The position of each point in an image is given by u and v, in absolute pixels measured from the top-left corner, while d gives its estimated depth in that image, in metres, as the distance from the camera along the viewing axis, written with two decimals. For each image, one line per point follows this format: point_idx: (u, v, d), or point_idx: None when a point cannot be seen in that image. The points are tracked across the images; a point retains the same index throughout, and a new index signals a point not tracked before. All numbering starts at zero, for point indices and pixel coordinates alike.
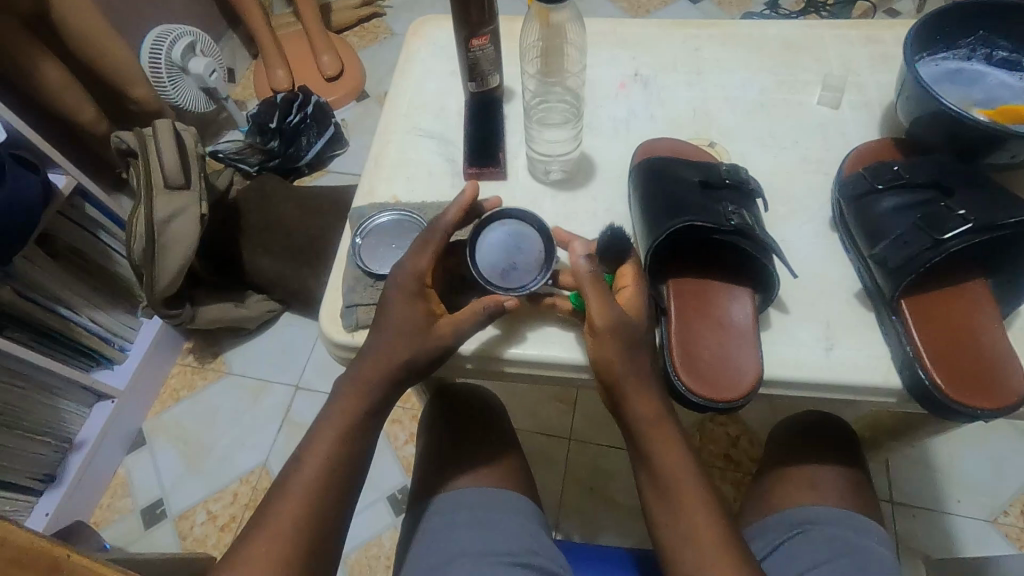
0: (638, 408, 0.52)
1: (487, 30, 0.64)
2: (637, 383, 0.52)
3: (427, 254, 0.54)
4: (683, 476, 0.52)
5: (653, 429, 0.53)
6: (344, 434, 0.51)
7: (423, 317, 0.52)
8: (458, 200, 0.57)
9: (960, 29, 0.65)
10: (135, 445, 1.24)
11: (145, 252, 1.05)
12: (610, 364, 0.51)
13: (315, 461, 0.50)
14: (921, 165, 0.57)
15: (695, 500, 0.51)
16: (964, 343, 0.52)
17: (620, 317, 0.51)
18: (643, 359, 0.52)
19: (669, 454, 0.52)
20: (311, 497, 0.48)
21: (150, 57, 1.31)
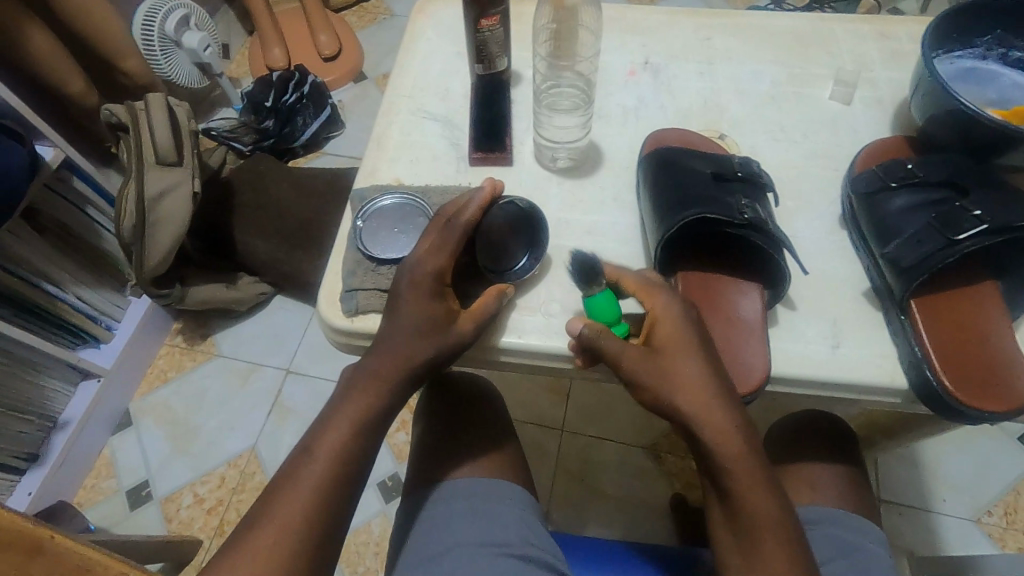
0: (714, 441, 0.48)
1: (496, 11, 0.62)
2: (706, 414, 0.49)
3: (442, 254, 0.52)
4: (767, 518, 0.47)
5: (734, 464, 0.48)
6: (358, 426, 0.49)
7: (440, 315, 0.51)
8: (476, 200, 0.54)
9: (978, 27, 0.64)
10: (121, 426, 1.22)
11: (135, 229, 1.02)
12: (662, 389, 0.50)
13: (327, 453, 0.48)
14: (935, 163, 0.56)
15: (777, 539, 0.47)
16: (973, 345, 0.52)
17: (634, 352, 0.51)
18: (684, 364, 0.50)
19: (751, 494, 0.48)
20: (321, 488, 0.47)
21: (142, 28, 1.27)
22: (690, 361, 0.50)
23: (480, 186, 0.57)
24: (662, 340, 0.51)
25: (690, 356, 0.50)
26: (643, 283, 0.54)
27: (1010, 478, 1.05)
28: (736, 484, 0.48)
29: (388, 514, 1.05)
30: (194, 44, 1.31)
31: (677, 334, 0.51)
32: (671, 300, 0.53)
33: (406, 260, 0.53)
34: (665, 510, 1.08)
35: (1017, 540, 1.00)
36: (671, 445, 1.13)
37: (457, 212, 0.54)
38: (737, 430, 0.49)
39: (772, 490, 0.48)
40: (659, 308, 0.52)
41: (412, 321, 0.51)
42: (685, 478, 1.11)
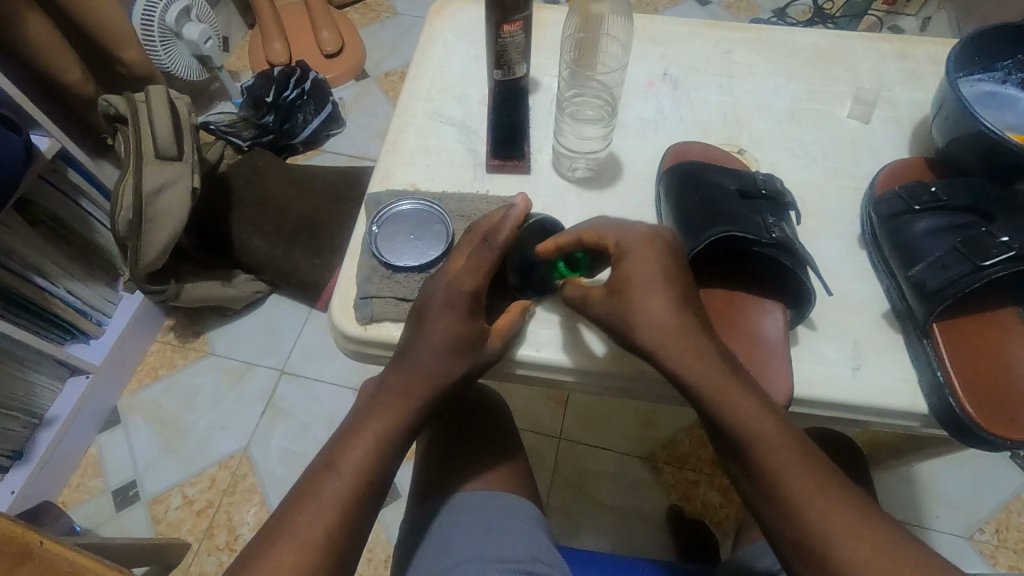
0: (687, 369, 0.47)
1: (520, 16, 0.59)
2: (675, 344, 0.48)
3: (479, 275, 0.51)
4: (765, 432, 0.45)
5: (708, 384, 0.47)
6: (387, 439, 0.49)
7: (472, 335, 0.51)
8: (512, 217, 0.52)
9: (999, 52, 0.64)
10: (109, 423, 1.18)
11: (132, 223, 0.99)
12: (630, 327, 0.50)
13: (353, 467, 0.47)
14: (958, 187, 0.56)
15: (785, 454, 0.44)
16: (995, 373, 0.52)
17: (596, 297, 0.53)
18: (647, 292, 0.49)
19: (736, 410, 0.46)
20: (348, 504, 0.46)
21: (142, 16, 1.23)
22: (650, 293, 0.49)
23: (515, 204, 0.54)
24: (619, 278, 0.51)
25: (653, 287, 0.49)
26: (592, 236, 0.53)
27: (1002, 495, 1.06)
28: (717, 405, 0.46)
29: (384, 521, 1.03)
30: (195, 36, 1.29)
31: (643, 269, 0.50)
32: (620, 241, 0.51)
33: (436, 278, 0.52)
34: (659, 522, 1.08)
35: (1010, 559, 1.01)
36: (668, 455, 1.13)
37: (493, 229, 0.53)
38: (706, 353, 0.48)
39: (760, 405, 0.46)
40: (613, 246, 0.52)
41: (447, 324, 0.50)
42: (682, 489, 1.10)
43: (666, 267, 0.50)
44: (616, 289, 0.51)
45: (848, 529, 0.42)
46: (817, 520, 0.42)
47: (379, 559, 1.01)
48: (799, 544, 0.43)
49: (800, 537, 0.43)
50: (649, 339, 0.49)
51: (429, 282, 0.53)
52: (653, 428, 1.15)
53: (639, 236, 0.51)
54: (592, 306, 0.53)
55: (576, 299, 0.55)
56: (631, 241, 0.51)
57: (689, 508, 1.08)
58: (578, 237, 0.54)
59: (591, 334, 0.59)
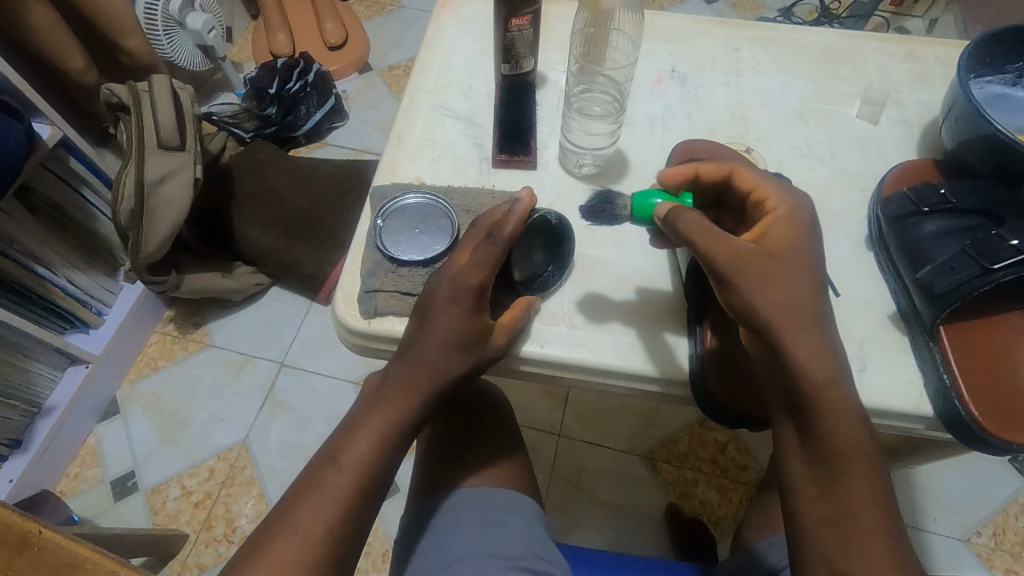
0: (806, 369, 0.46)
1: (530, 10, 0.60)
2: (802, 340, 0.47)
3: (486, 270, 0.50)
4: (851, 452, 0.46)
5: (824, 394, 0.46)
6: (390, 435, 0.49)
7: (476, 332, 0.51)
8: (516, 212, 0.51)
9: (1011, 53, 0.63)
10: (108, 414, 1.18)
11: (133, 213, 0.98)
12: (754, 305, 0.47)
13: (356, 462, 0.47)
14: (968, 189, 0.56)
15: (861, 477, 0.46)
16: (1002, 377, 0.51)
17: (748, 253, 0.48)
18: (785, 282, 0.48)
19: (838, 425, 0.46)
20: (348, 500, 0.46)
21: (146, 5, 1.22)
22: (786, 286, 0.48)
23: (518, 198, 0.53)
24: (764, 244, 0.50)
25: (797, 276, 0.49)
26: (758, 177, 0.53)
27: (999, 498, 1.06)
28: (823, 414, 0.46)
29: (382, 515, 1.03)
30: (198, 26, 1.27)
31: (788, 248, 0.50)
32: (785, 200, 0.52)
33: (441, 272, 0.52)
34: (657, 520, 1.08)
35: (1006, 562, 1.02)
36: (667, 453, 1.13)
37: (496, 224, 0.52)
38: (827, 359, 0.47)
39: (860, 427, 0.46)
40: (775, 202, 0.52)
41: (453, 321, 0.50)
42: (681, 487, 1.11)
43: (805, 261, 0.50)
44: (763, 253, 0.49)
45: (879, 557, 0.44)
46: (851, 542, 0.45)
47: (378, 552, 1.01)
48: (835, 567, 0.45)
49: (831, 553, 0.45)
50: (772, 319, 0.47)
51: (437, 273, 0.52)
52: (653, 427, 1.15)
53: (795, 212, 0.51)
54: (717, 258, 0.48)
55: (710, 237, 0.48)
56: (785, 215, 0.51)
57: (687, 507, 1.09)
58: (731, 175, 0.54)
59: (600, 331, 0.58)
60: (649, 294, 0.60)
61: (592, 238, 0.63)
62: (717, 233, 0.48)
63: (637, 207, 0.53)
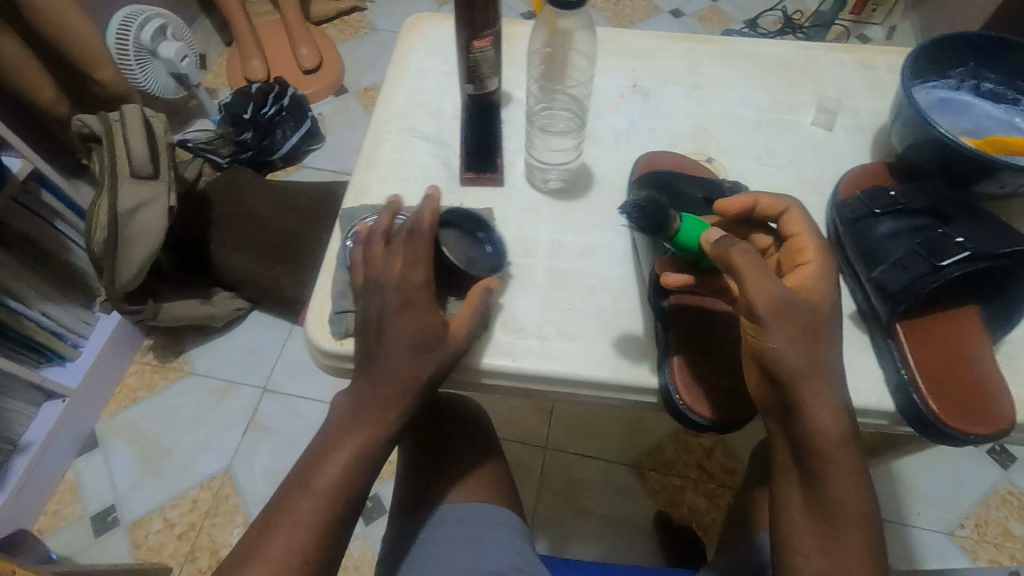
0: (821, 432, 0.46)
1: (490, 32, 0.62)
2: (821, 398, 0.46)
3: (420, 268, 0.52)
4: (853, 513, 0.46)
5: (831, 457, 0.46)
6: (361, 455, 0.49)
7: (433, 331, 0.51)
8: (427, 207, 0.53)
9: (951, 60, 0.67)
10: (87, 448, 1.16)
11: (107, 243, 0.98)
12: (781, 356, 0.45)
13: (327, 486, 0.48)
14: (916, 191, 0.58)
15: (860, 537, 0.46)
16: (960, 373, 0.52)
17: (791, 306, 0.46)
18: (815, 341, 0.46)
19: (843, 484, 0.46)
20: (319, 526, 0.47)
21: (117, 36, 1.24)
22: (816, 344, 0.46)
23: (426, 198, 0.55)
24: (802, 295, 0.47)
25: (828, 336, 0.47)
26: (813, 227, 0.50)
27: (980, 491, 1.08)
28: (831, 473, 0.46)
29: (369, 536, 1.03)
30: (171, 55, 1.29)
31: (818, 300, 0.48)
32: (825, 256, 0.49)
33: (376, 278, 0.53)
34: (648, 528, 1.08)
35: (990, 553, 1.03)
36: (654, 461, 1.14)
37: (413, 222, 0.53)
38: (842, 419, 0.46)
39: (862, 487, 0.47)
40: (813, 254, 0.49)
41: (408, 324, 0.51)
42: (668, 495, 1.11)
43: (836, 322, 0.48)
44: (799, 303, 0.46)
45: None
46: None
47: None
48: None
49: None
50: (797, 373, 0.45)
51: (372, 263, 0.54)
52: (639, 435, 1.16)
53: (827, 260, 0.49)
54: (758, 304, 0.45)
55: (760, 279, 0.45)
56: (820, 264, 0.49)
57: (676, 514, 1.09)
58: (785, 212, 0.52)
59: (567, 343, 0.59)
60: (619, 304, 0.61)
61: (561, 250, 0.64)
62: (765, 275, 0.45)
63: (686, 231, 0.50)
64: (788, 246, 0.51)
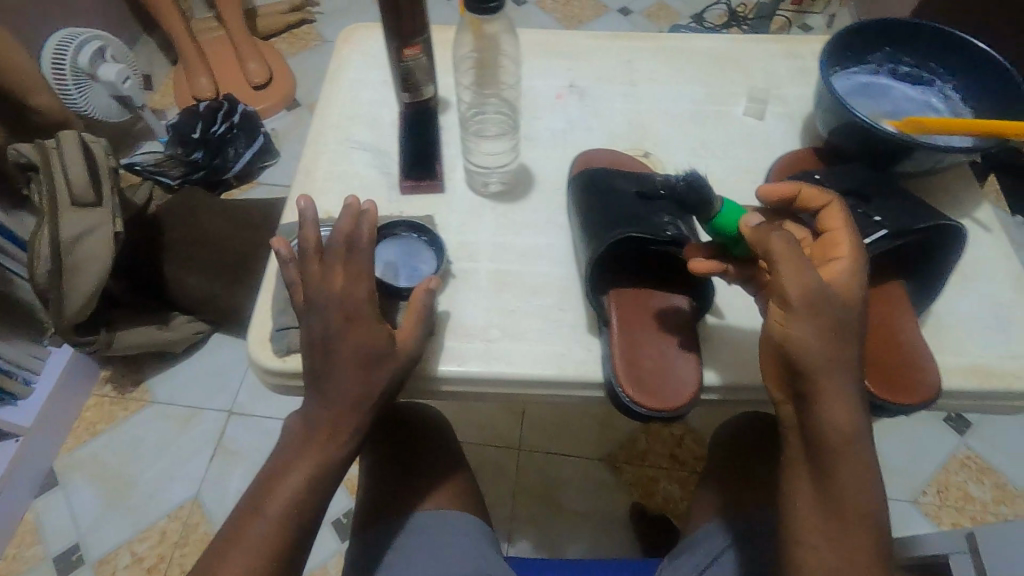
0: (833, 424, 0.45)
1: (418, 40, 0.65)
2: (836, 390, 0.44)
3: (363, 280, 0.50)
4: (860, 503, 0.46)
5: (840, 451, 0.45)
6: (315, 474, 0.49)
7: (383, 344, 0.51)
8: (365, 220, 0.50)
9: (869, 46, 0.69)
10: (46, 486, 1.12)
11: (52, 274, 0.96)
12: (805, 347, 0.44)
13: (279, 511, 0.47)
14: (839, 174, 0.60)
15: (865, 528, 0.46)
16: (887, 345, 0.53)
17: (828, 300, 0.44)
18: (840, 335, 0.45)
19: (852, 476, 0.45)
20: (272, 552, 0.46)
21: (53, 63, 1.20)
22: (840, 337, 0.45)
23: (350, 206, 0.51)
24: (836, 289, 0.45)
25: (856, 331, 0.46)
26: (850, 223, 0.49)
27: (940, 458, 1.12)
28: (841, 464, 0.45)
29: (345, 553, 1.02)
30: (112, 77, 1.25)
31: (850, 295, 0.46)
32: (859, 253, 0.47)
33: (315, 294, 0.50)
34: (623, 522, 1.09)
35: (952, 517, 1.07)
36: (627, 454, 1.15)
37: (351, 234, 0.51)
38: (857, 415, 0.45)
39: (870, 481, 0.46)
40: (847, 250, 0.48)
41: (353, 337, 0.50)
42: (643, 486, 1.12)
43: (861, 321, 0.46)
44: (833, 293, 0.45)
45: None
46: None
47: None
48: None
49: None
50: (819, 364, 0.44)
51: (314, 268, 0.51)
52: (611, 429, 1.17)
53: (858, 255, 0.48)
54: (789, 294, 0.44)
55: (796, 268, 0.44)
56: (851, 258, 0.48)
57: (651, 504, 1.10)
58: (829, 204, 0.51)
59: (510, 346, 0.59)
60: (563, 301, 0.61)
61: (505, 253, 0.65)
62: (801, 264, 0.44)
63: (725, 214, 0.50)
64: (824, 239, 0.50)
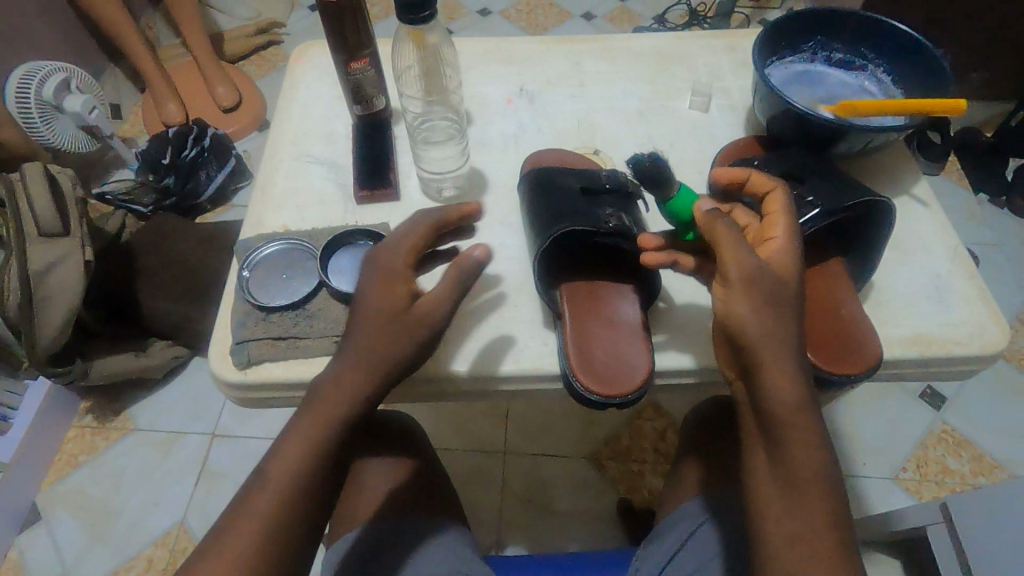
0: (777, 393, 0.44)
1: (366, 53, 0.67)
2: (775, 360, 0.44)
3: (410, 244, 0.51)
4: (813, 475, 0.43)
5: (793, 425, 0.44)
6: (312, 454, 0.46)
7: (403, 301, 0.50)
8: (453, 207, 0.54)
9: (802, 36, 0.72)
10: (28, 523, 1.11)
11: (22, 307, 0.95)
12: (739, 316, 0.45)
13: (281, 473, 0.45)
14: (775, 159, 0.62)
15: (824, 500, 0.43)
16: (829, 320, 0.55)
17: (760, 273, 0.45)
18: (777, 306, 0.45)
19: (803, 446, 0.44)
20: (275, 514, 0.44)
21: (17, 97, 1.19)
22: (775, 308, 0.45)
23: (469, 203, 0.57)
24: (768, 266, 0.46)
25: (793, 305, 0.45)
26: (787, 206, 0.50)
27: (917, 435, 1.14)
28: (790, 436, 0.44)
29: None
30: (78, 107, 1.24)
31: (788, 271, 0.46)
32: (792, 234, 0.48)
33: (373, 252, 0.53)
34: (609, 517, 1.10)
35: (932, 491, 1.09)
36: (611, 451, 1.16)
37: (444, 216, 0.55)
38: (802, 387, 0.44)
39: (824, 455, 0.44)
40: (782, 232, 0.49)
41: (375, 302, 0.49)
42: (628, 481, 1.13)
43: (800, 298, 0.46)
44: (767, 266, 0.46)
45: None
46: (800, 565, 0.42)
47: None
48: None
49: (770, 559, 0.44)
50: (756, 335, 0.44)
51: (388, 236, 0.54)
52: (594, 427, 1.18)
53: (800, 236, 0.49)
54: (727, 268, 0.45)
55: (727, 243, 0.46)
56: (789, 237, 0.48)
57: (638, 499, 1.11)
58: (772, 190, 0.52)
59: (471, 344, 0.60)
60: (518, 299, 0.63)
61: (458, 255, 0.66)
62: (736, 241, 0.46)
63: (680, 199, 0.53)
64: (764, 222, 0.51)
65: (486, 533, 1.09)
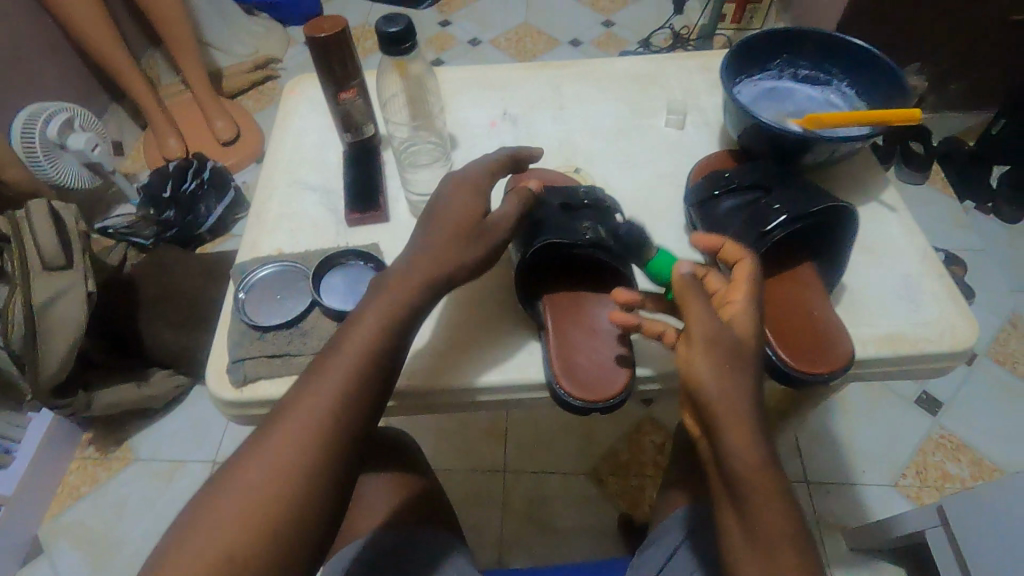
0: (740, 455, 0.44)
1: (353, 84, 0.71)
2: (735, 420, 0.44)
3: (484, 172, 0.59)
4: (782, 533, 0.44)
5: (758, 485, 0.44)
6: (369, 349, 0.47)
7: (479, 210, 0.56)
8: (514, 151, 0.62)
9: (769, 55, 0.76)
10: (30, 556, 1.12)
11: (26, 339, 0.98)
12: (699, 379, 0.46)
13: (342, 364, 0.46)
14: (746, 170, 0.65)
15: (797, 557, 0.43)
16: (803, 322, 0.58)
17: (719, 337, 0.47)
18: (734, 367, 0.46)
19: (768, 501, 0.44)
20: (337, 400, 0.45)
21: (22, 137, 1.22)
22: (731, 370, 0.46)
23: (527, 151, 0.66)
24: (728, 328, 0.48)
25: (750, 366, 0.46)
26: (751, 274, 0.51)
27: (915, 440, 1.15)
28: (756, 496, 0.44)
29: None
30: (81, 145, 1.28)
31: (746, 333, 0.48)
32: (751, 302, 0.49)
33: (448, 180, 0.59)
34: (610, 533, 1.10)
35: (933, 497, 1.09)
36: (611, 465, 1.17)
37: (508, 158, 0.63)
38: (764, 446, 0.45)
39: (790, 512, 0.44)
40: (741, 295, 0.50)
41: (429, 267, 0.52)
42: (629, 496, 1.13)
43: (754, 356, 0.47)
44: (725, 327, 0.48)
45: None
46: None
47: None
48: None
49: None
50: (714, 396, 0.45)
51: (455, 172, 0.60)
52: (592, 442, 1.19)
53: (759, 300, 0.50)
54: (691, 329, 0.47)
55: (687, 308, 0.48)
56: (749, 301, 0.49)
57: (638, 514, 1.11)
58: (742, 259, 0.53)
59: (460, 360, 0.62)
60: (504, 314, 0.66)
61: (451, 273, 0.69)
62: (698, 306, 0.48)
63: (657, 261, 0.59)
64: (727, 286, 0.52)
65: (487, 552, 1.09)
